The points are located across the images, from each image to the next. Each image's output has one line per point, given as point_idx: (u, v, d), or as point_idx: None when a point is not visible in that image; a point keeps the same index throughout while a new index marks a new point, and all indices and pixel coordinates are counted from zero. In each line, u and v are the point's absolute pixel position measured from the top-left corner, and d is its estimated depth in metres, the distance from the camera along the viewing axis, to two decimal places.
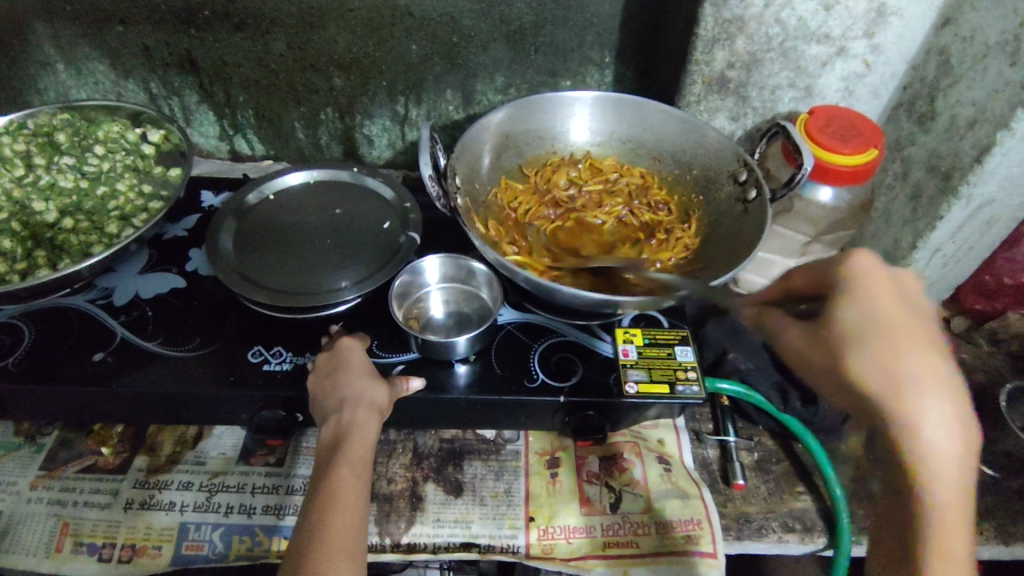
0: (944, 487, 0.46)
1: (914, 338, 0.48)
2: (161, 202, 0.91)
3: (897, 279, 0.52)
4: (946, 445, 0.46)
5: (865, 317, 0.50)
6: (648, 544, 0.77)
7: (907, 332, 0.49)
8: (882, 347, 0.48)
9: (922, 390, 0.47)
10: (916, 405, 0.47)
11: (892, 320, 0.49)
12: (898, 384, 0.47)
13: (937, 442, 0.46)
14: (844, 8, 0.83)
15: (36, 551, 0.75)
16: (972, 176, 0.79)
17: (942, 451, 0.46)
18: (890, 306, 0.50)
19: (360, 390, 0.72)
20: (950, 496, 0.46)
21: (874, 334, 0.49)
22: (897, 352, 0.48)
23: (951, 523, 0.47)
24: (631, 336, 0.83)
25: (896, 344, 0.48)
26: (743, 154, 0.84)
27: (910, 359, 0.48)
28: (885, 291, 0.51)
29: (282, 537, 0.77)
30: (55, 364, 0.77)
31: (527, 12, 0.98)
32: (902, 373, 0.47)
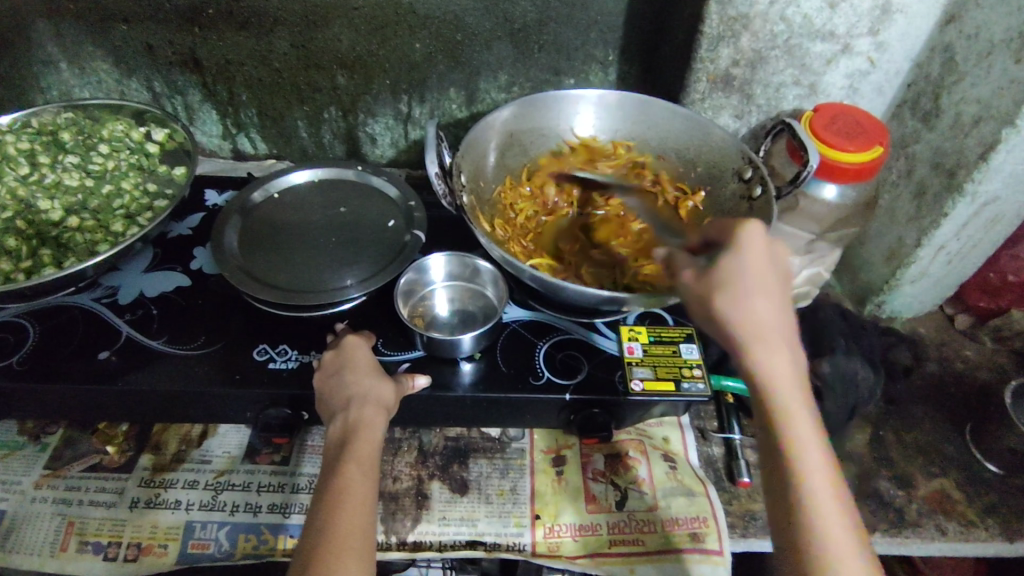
0: (792, 404, 0.59)
1: (769, 288, 0.62)
2: (166, 202, 0.91)
3: (766, 247, 0.63)
4: (776, 369, 0.60)
5: (735, 273, 0.63)
6: (655, 542, 0.77)
7: (764, 280, 0.62)
8: (752, 297, 0.61)
9: (771, 332, 0.61)
10: (764, 336, 0.61)
11: (759, 276, 0.62)
12: (753, 322, 0.61)
13: (780, 368, 0.60)
14: (849, 6, 0.83)
15: (41, 551, 0.75)
16: (978, 173, 0.79)
17: (787, 374, 0.60)
18: (757, 264, 0.62)
19: (366, 389, 0.72)
20: (790, 409, 0.59)
21: (732, 287, 0.62)
22: (753, 299, 0.61)
23: (806, 441, 0.58)
24: (636, 334, 0.82)
25: (748, 292, 0.61)
26: (747, 152, 0.84)
27: (763, 304, 0.61)
28: (750, 248, 0.64)
29: (288, 536, 0.77)
30: (60, 363, 0.77)
31: (531, 10, 0.97)
32: (747, 313, 0.61)
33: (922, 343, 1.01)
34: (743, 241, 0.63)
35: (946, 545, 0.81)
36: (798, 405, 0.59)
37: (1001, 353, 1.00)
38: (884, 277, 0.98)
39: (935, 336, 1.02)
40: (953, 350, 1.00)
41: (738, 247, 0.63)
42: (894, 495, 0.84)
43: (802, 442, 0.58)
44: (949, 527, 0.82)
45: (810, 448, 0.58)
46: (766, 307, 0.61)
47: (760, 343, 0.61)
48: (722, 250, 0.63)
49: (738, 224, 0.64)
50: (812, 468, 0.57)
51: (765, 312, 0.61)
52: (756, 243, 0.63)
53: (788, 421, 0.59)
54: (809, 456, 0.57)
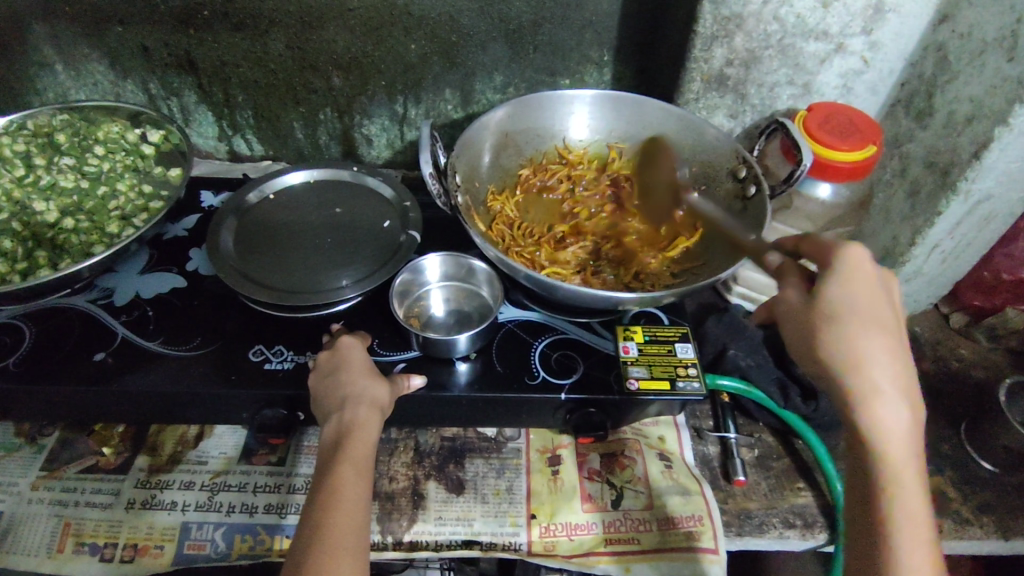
0: (898, 453, 0.57)
1: (880, 324, 0.59)
2: (161, 202, 0.91)
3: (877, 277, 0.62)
4: (891, 409, 0.57)
5: (841, 303, 0.60)
6: (650, 541, 0.77)
7: (875, 316, 0.60)
8: (862, 336, 0.59)
9: (888, 376, 0.58)
10: (879, 381, 0.58)
11: (870, 309, 0.60)
12: (863, 360, 0.58)
13: (892, 417, 0.58)
14: (842, 5, 0.83)
15: (38, 551, 0.75)
16: (970, 172, 0.79)
17: (900, 425, 0.58)
18: (862, 292, 0.60)
19: (362, 388, 0.72)
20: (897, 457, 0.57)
21: (836, 318, 0.60)
22: (861, 337, 0.59)
23: (906, 487, 0.57)
24: (631, 333, 0.82)
25: (857, 327, 0.59)
26: (742, 151, 0.85)
27: (874, 336, 0.59)
28: (865, 278, 0.61)
29: (284, 536, 0.77)
30: (56, 364, 0.77)
31: (525, 11, 0.98)
32: (856, 350, 0.59)
33: (917, 342, 1.01)
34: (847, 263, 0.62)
35: (941, 542, 0.81)
36: (903, 456, 0.57)
37: (997, 352, 1.01)
38: None
39: (930, 335, 1.02)
40: (949, 349, 1.00)
41: (843, 274, 0.61)
42: None
43: (902, 489, 0.57)
44: (944, 525, 0.82)
45: (908, 495, 0.57)
46: (877, 347, 0.59)
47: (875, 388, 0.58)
48: (835, 274, 0.61)
49: (847, 250, 0.63)
50: (910, 516, 0.56)
51: (878, 351, 0.59)
52: (864, 272, 0.61)
53: (893, 469, 0.57)
54: (908, 502, 0.57)
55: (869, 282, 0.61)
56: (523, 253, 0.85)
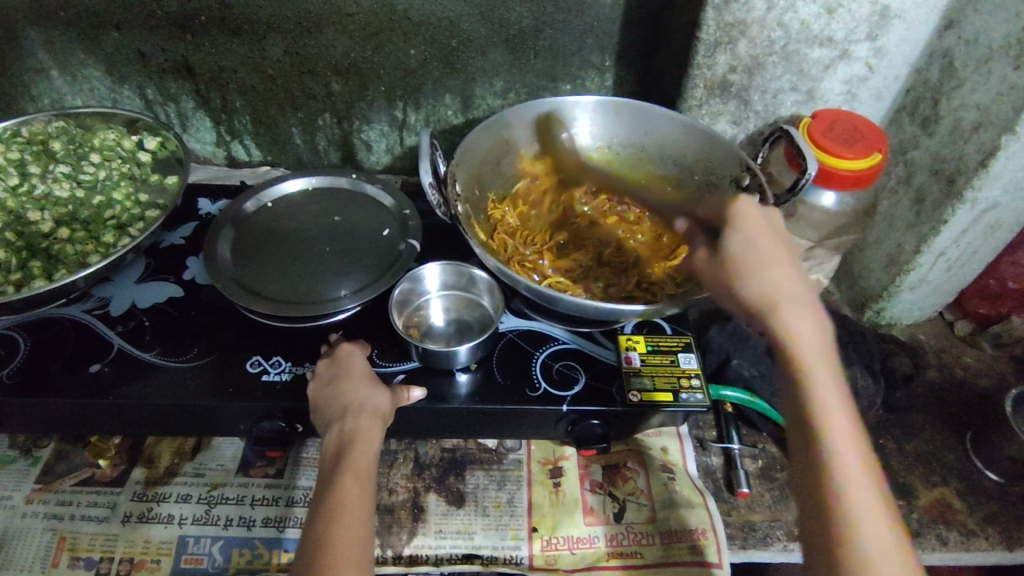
0: (820, 372, 0.54)
1: (776, 251, 0.60)
2: (158, 211, 0.90)
3: (768, 218, 0.63)
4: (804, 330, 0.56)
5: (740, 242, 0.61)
6: (653, 555, 0.76)
7: (770, 247, 0.61)
8: (763, 263, 0.59)
9: (796, 295, 0.57)
10: (788, 301, 0.57)
11: (766, 245, 0.60)
12: (769, 284, 0.58)
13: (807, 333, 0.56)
14: (847, 11, 0.82)
15: (32, 567, 0.74)
16: (977, 180, 0.78)
17: (817, 341, 0.55)
18: (753, 228, 0.62)
19: (362, 397, 0.71)
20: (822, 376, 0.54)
21: (740, 252, 0.60)
22: (766, 266, 0.59)
23: (834, 405, 0.53)
24: (634, 343, 0.82)
25: (761, 258, 0.59)
26: (746, 159, 0.83)
27: (775, 267, 0.59)
28: (760, 221, 0.62)
29: (283, 550, 0.76)
30: (51, 376, 0.76)
31: (526, 16, 0.97)
32: (760, 276, 0.58)
33: (921, 350, 1.00)
34: (741, 209, 0.63)
35: (947, 555, 0.80)
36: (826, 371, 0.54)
37: (1001, 360, 1.00)
38: (883, 284, 0.97)
39: (934, 343, 1.01)
40: (954, 358, 0.99)
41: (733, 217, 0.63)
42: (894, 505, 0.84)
43: (831, 409, 0.53)
44: (950, 537, 0.81)
45: (838, 415, 0.53)
46: (780, 272, 0.58)
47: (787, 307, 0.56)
48: (731, 220, 0.63)
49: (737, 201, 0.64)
50: (842, 439, 0.52)
51: (782, 276, 0.58)
52: (755, 215, 0.63)
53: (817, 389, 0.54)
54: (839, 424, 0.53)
55: (760, 222, 0.62)
56: (528, 266, 0.84)
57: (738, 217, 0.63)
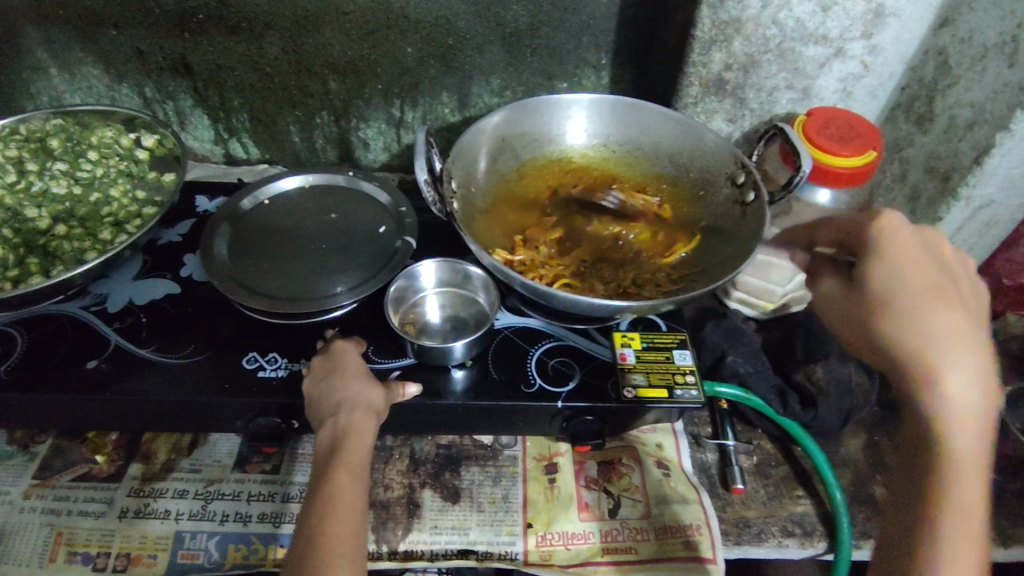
0: (962, 433, 0.51)
1: (938, 291, 0.54)
2: (155, 208, 0.90)
3: (920, 242, 0.57)
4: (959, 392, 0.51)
5: (890, 277, 0.56)
6: (648, 550, 0.76)
7: (937, 288, 0.54)
8: (924, 305, 0.53)
9: (959, 352, 0.51)
10: (947, 353, 0.51)
11: (925, 283, 0.54)
12: (927, 337, 0.52)
13: (958, 395, 0.51)
14: (842, 9, 0.82)
15: (30, 561, 0.74)
16: (972, 177, 0.78)
17: (967, 406, 0.51)
18: (913, 263, 0.56)
19: (357, 393, 0.71)
20: (960, 436, 0.51)
21: (892, 292, 0.55)
22: (928, 311, 0.53)
23: (964, 460, 0.52)
24: (629, 340, 0.82)
25: (918, 301, 0.53)
26: (741, 157, 0.84)
27: (941, 313, 0.52)
28: (912, 250, 0.57)
29: (279, 545, 0.76)
30: (47, 372, 0.76)
31: (523, 14, 0.97)
32: (920, 327, 0.52)
33: None
34: (888, 233, 0.58)
35: None
36: (970, 430, 0.51)
37: None
38: None
39: None
40: None
41: (891, 243, 0.57)
42: None
43: (961, 468, 0.52)
44: None
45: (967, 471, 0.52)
46: (947, 323, 0.52)
47: (946, 364, 0.51)
48: (873, 243, 0.58)
49: (885, 223, 0.59)
50: (962, 500, 0.52)
51: (943, 328, 0.52)
52: (903, 239, 0.57)
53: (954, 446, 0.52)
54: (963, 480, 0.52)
55: (914, 250, 0.57)
56: (526, 264, 0.83)
57: (881, 243, 0.58)
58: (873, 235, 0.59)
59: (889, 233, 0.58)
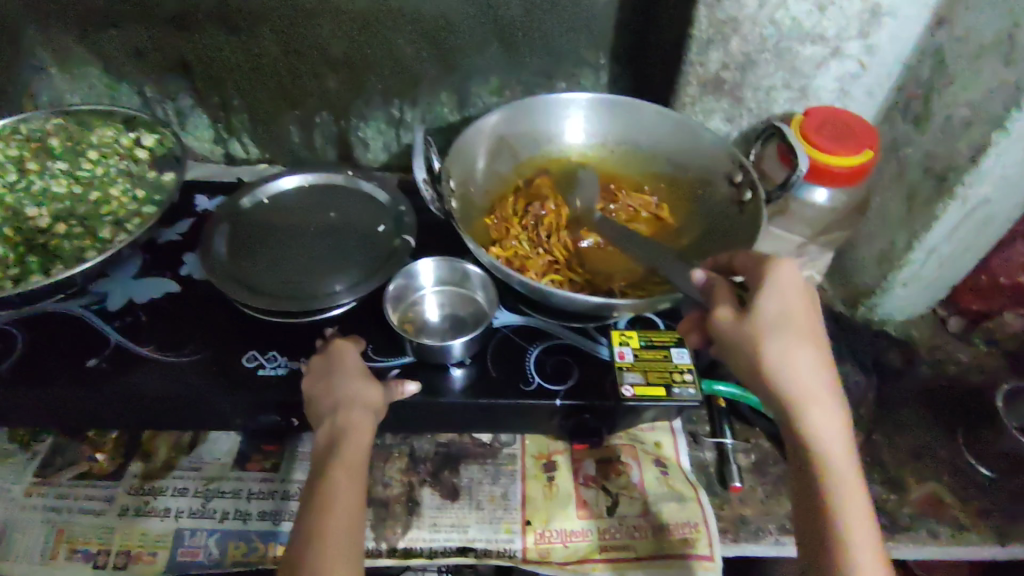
0: (840, 461, 0.59)
1: (803, 328, 0.62)
2: (155, 208, 0.90)
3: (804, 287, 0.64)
4: (823, 411, 0.60)
5: (779, 316, 0.62)
6: (645, 548, 0.76)
7: (809, 330, 0.63)
8: (789, 342, 0.61)
9: (820, 388, 0.61)
10: (809, 387, 0.61)
11: (796, 320, 0.62)
12: (796, 367, 0.61)
13: (828, 425, 0.60)
14: (839, 9, 0.83)
15: (31, 557, 0.74)
16: (966, 176, 0.79)
17: (838, 434, 0.60)
18: (792, 302, 0.63)
19: (355, 392, 0.71)
20: (837, 462, 0.59)
21: (775, 330, 0.62)
22: (796, 347, 0.61)
23: (849, 485, 0.58)
24: (626, 338, 0.82)
25: (792, 339, 0.62)
26: (737, 155, 0.85)
27: (801, 346, 0.61)
28: (794, 293, 0.63)
29: (278, 543, 0.76)
30: (47, 370, 0.77)
31: (521, 14, 0.97)
32: (788, 360, 0.61)
33: (914, 346, 1.01)
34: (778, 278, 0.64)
35: (938, 549, 0.81)
36: (843, 455, 0.59)
37: (994, 356, 1.00)
38: (876, 279, 0.98)
39: (927, 339, 1.02)
40: (947, 354, 1.00)
41: (778, 285, 0.63)
42: (886, 499, 0.84)
43: (847, 493, 0.58)
44: (941, 531, 0.81)
45: (853, 496, 0.57)
46: (812, 359, 0.62)
47: (808, 398, 0.60)
48: (763, 286, 0.63)
49: (779, 266, 0.64)
50: (859, 526, 0.56)
51: (809, 368, 0.61)
52: (789, 282, 0.64)
53: (835, 473, 0.58)
54: (854, 505, 0.57)
55: (796, 293, 0.63)
56: (523, 265, 0.84)
57: (772, 284, 0.63)
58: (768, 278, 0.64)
59: (781, 277, 0.64)
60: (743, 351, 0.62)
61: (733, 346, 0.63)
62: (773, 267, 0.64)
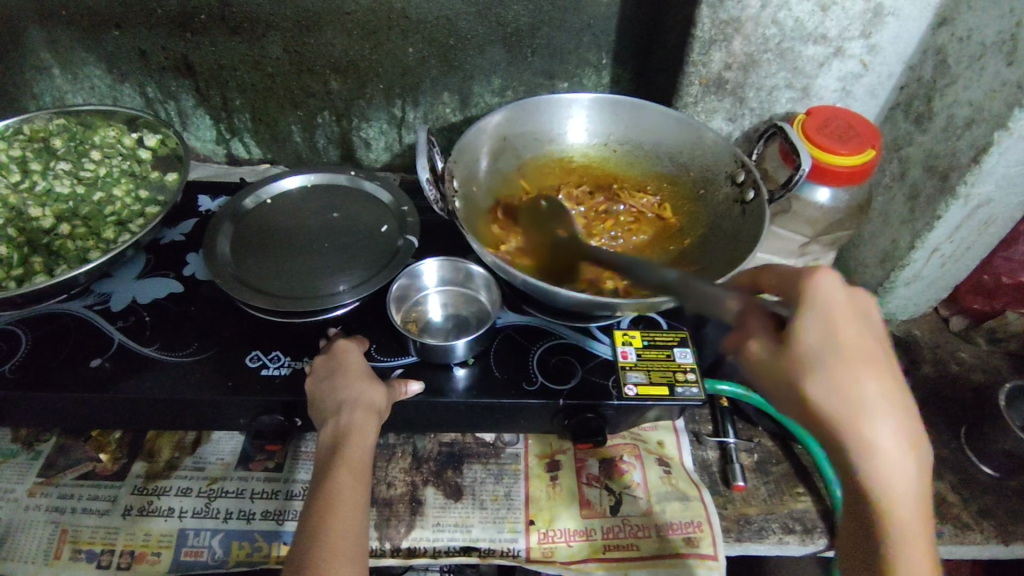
0: (904, 514, 0.52)
1: (865, 363, 0.53)
2: (158, 207, 0.91)
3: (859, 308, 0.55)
4: (893, 465, 0.52)
5: (825, 346, 0.53)
6: (649, 547, 0.76)
7: (865, 359, 0.53)
8: (848, 382, 0.52)
9: (881, 432, 0.52)
10: (878, 435, 0.52)
11: (855, 353, 0.53)
12: (859, 413, 0.52)
13: (895, 476, 0.52)
14: (841, 9, 0.83)
15: (35, 558, 0.74)
16: (969, 176, 0.79)
17: (905, 485, 0.52)
18: (846, 328, 0.54)
19: (358, 392, 0.71)
20: (907, 519, 0.52)
21: (828, 368, 0.53)
22: (850, 385, 0.52)
23: (914, 538, 0.52)
24: (630, 338, 0.83)
25: (850, 378, 0.53)
26: (740, 155, 0.84)
27: (863, 386, 0.52)
28: (845, 315, 0.54)
29: (282, 543, 0.76)
30: (51, 370, 0.77)
31: (524, 14, 0.97)
32: (849, 405, 0.52)
33: (916, 345, 1.01)
34: (819, 298, 0.55)
35: (941, 548, 0.81)
36: (913, 509, 0.52)
37: (997, 355, 1.01)
38: (878, 279, 0.98)
39: (928, 338, 1.02)
40: (948, 353, 1.00)
41: (826, 308, 0.54)
42: None
43: (912, 546, 0.51)
44: (944, 530, 0.81)
45: (917, 550, 0.52)
46: (874, 398, 0.52)
47: (867, 448, 0.52)
48: (804, 313, 0.55)
49: (821, 283, 0.55)
50: None
51: (868, 409, 0.52)
52: (838, 304, 0.55)
53: (901, 527, 0.52)
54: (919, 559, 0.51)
55: (850, 315, 0.54)
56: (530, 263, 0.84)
57: (813, 308, 0.55)
58: (810, 300, 0.55)
59: (825, 297, 0.55)
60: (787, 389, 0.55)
61: (777, 380, 0.55)
62: (810, 285, 0.55)
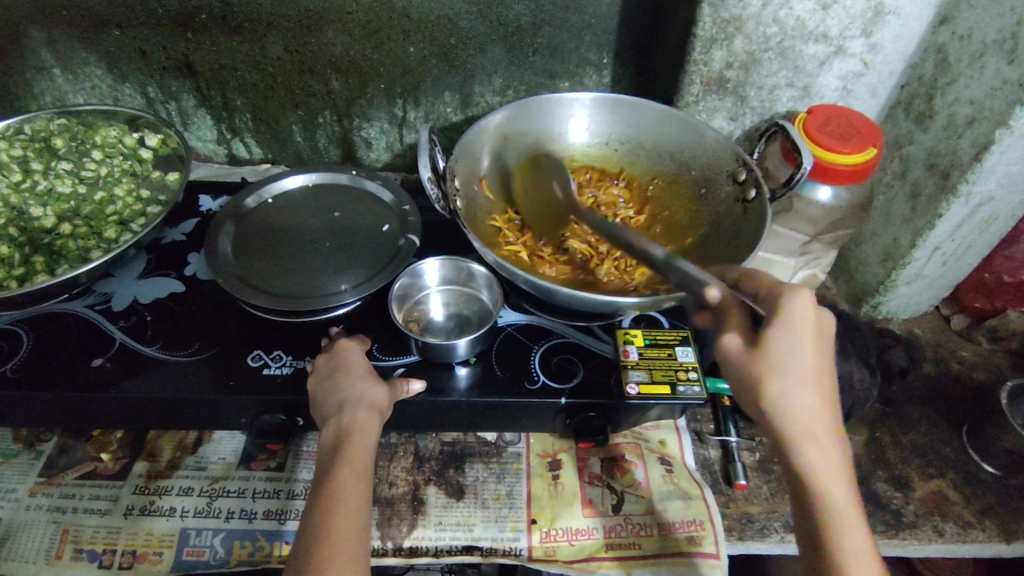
0: (839, 503, 0.58)
1: (811, 370, 0.60)
2: (159, 207, 0.91)
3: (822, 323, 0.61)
4: (825, 456, 0.59)
5: (786, 351, 0.60)
6: (651, 546, 0.76)
7: (815, 368, 0.60)
8: (794, 381, 0.60)
9: (817, 428, 0.60)
10: (811, 427, 0.60)
11: (807, 360, 0.60)
12: (797, 405, 0.60)
13: (827, 468, 0.59)
14: (842, 7, 0.83)
15: (36, 558, 0.74)
16: (971, 174, 0.79)
17: (836, 473, 0.59)
18: (803, 337, 0.60)
19: (360, 391, 0.71)
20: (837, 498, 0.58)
21: (781, 368, 0.60)
22: (799, 385, 0.60)
23: (845, 519, 0.58)
24: (631, 337, 0.82)
25: (793, 377, 0.60)
26: (742, 154, 0.84)
27: (808, 388, 0.60)
28: (806, 327, 0.60)
29: (284, 542, 0.76)
30: (53, 370, 0.77)
31: (525, 14, 0.97)
32: (790, 400, 0.60)
33: (917, 344, 1.01)
34: (790, 311, 0.61)
35: (943, 546, 0.81)
36: (841, 492, 0.59)
37: (997, 353, 1.01)
38: (879, 278, 0.98)
39: (930, 337, 1.02)
40: (950, 352, 1.00)
41: (792, 317, 0.61)
42: (891, 497, 0.84)
43: (840, 514, 0.58)
44: (947, 528, 0.81)
45: (853, 536, 0.57)
46: (814, 402, 0.60)
47: (806, 439, 0.59)
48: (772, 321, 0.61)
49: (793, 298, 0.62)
50: (855, 546, 0.56)
51: (810, 405, 0.60)
52: (804, 316, 0.61)
53: (833, 504, 0.58)
54: (854, 540, 0.57)
55: (813, 328, 0.61)
56: (542, 258, 0.86)
57: (787, 313, 0.61)
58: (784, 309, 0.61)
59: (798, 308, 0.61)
60: (745, 386, 0.62)
61: (735, 371, 0.62)
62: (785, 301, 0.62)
